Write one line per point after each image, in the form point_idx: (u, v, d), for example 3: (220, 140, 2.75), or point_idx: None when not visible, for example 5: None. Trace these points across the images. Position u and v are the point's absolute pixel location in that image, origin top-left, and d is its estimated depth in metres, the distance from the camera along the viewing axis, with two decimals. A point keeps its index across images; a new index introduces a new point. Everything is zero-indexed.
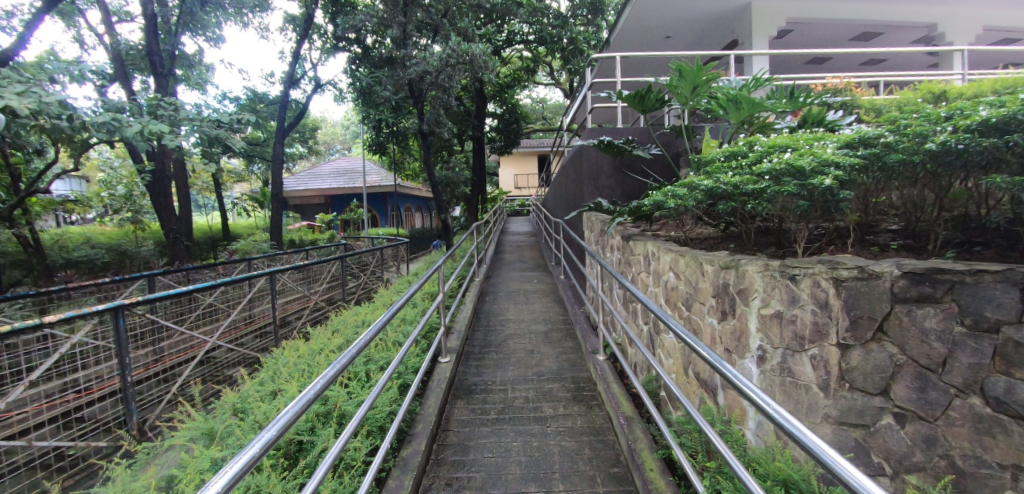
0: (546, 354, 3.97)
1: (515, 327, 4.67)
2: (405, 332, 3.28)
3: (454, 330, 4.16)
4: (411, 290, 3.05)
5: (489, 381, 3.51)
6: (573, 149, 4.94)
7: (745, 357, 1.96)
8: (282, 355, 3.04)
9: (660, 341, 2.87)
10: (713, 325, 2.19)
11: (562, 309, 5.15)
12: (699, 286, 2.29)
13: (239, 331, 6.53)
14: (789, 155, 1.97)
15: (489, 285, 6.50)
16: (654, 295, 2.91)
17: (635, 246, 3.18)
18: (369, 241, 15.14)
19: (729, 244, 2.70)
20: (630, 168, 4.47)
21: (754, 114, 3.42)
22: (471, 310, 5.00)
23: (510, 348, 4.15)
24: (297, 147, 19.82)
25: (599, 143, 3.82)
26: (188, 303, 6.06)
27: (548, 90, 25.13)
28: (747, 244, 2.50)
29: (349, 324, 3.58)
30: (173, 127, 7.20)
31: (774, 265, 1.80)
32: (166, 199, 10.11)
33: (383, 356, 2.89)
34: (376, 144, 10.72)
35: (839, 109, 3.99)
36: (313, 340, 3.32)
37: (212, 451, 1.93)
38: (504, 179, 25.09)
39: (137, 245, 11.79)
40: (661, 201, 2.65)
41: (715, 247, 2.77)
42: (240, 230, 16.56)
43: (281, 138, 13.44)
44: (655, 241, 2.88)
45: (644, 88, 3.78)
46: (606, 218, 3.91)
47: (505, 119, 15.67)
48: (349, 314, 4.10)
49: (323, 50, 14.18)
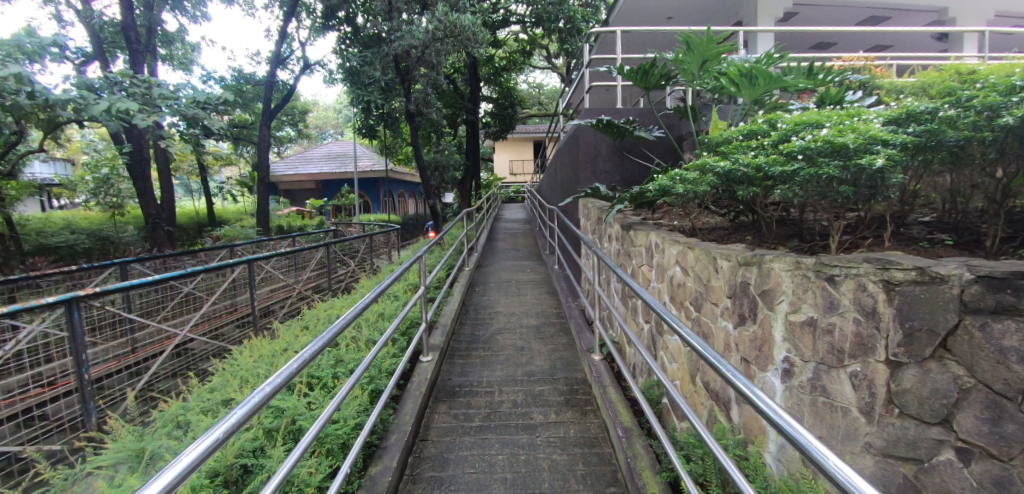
0: (537, 351, 3.68)
1: (506, 321, 4.37)
2: (381, 330, 2.96)
3: (438, 325, 3.85)
4: (386, 282, 2.72)
5: (474, 381, 3.22)
6: (568, 130, 4.58)
7: (767, 369, 1.68)
8: (242, 355, 2.72)
9: (662, 342, 2.57)
10: (727, 329, 1.90)
11: (556, 301, 4.86)
12: (711, 283, 1.99)
13: (219, 320, 6.26)
14: (827, 131, 1.64)
15: (480, 275, 6.18)
16: (656, 290, 2.61)
17: (636, 236, 2.86)
18: (360, 227, 14.74)
19: (744, 235, 2.38)
20: (630, 151, 4.16)
21: (767, 92, 3.08)
22: (460, 302, 4.70)
23: (499, 344, 3.86)
24: (286, 131, 19.26)
25: (598, 122, 3.46)
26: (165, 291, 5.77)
27: (544, 74, 24.52)
28: (765, 235, 2.19)
29: (321, 320, 3.27)
30: (146, 105, 6.73)
31: (806, 262, 1.52)
32: (146, 183, 9.66)
33: (353, 356, 2.57)
34: (365, 127, 10.29)
35: (857, 89, 3.64)
36: (279, 338, 3.00)
37: (135, 477, 1.61)
38: (500, 165, 24.62)
39: (118, 230, 11.33)
40: (667, 185, 2.33)
41: (726, 237, 2.46)
42: (227, 215, 16.09)
43: (268, 120, 12.94)
44: (658, 231, 2.57)
45: (648, 62, 3.41)
46: (603, 205, 3.59)
47: (501, 103, 15.13)
48: (325, 307, 3.79)
49: (311, 28, 13.61)
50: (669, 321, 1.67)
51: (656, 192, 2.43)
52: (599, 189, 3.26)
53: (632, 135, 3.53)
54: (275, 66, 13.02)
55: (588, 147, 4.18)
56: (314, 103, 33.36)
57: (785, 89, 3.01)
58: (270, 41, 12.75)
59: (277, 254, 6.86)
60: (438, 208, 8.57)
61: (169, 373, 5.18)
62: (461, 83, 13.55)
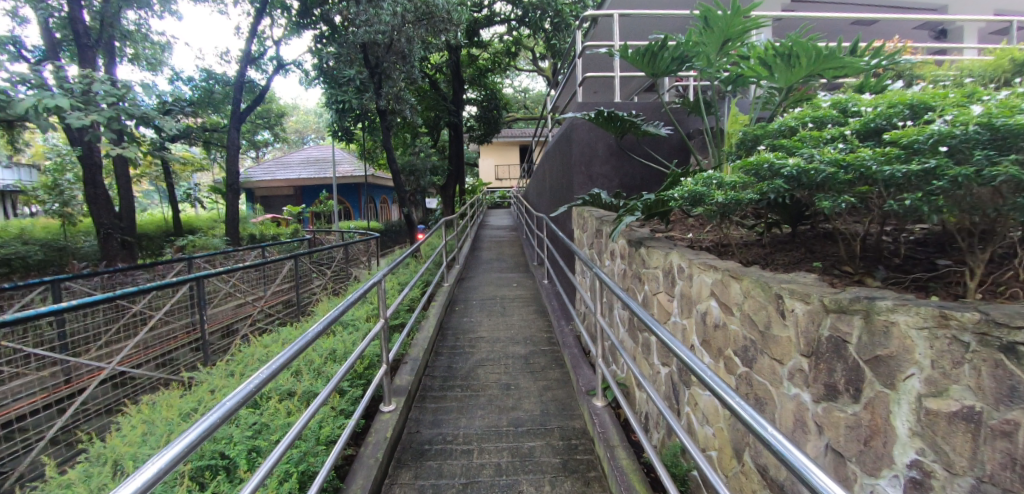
0: (525, 390, 3.06)
1: (490, 349, 3.74)
2: (326, 377, 2.30)
3: (407, 360, 3.20)
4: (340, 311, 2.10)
5: (448, 435, 2.57)
6: (559, 127, 4.03)
7: (881, 475, 1.09)
8: (131, 422, 2.01)
9: (689, 396, 1.98)
10: (805, 401, 1.32)
11: (546, 322, 4.25)
12: (775, 332, 1.42)
13: (175, 341, 5.44)
14: (973, 111, 1.07)
15: (461, 291, 5.52)
16: (679, 327, 2.03)
17: (649, 256, 2.28)
18: (338, 235, 13.92)
19: (807, 260, 1.82)
20: (632, 150, 3.65)
21: (805, 77, 2.53)
22: (437, 327, 4.05)
23: (480, 381, 3.22)
24: (261, 135, 18.38)
25: (600, 115, 2.90)
26: (111, 311, 5.01)
27: (529, 78, 24.09)
28: (844, 263, 1.62)
29: (255, 363, 2.58)
30: (87, 102, 5.91)
31: (966, 317, 0.94)
32: (98, 190, 8.45)
33: (283, 421, 1.91)
34: (342, 130, 9.58)
35: (898, 77, 3.10)
36: (195, 390, 2.30)
37: None
38: (485, 170, 24.00)
39: (82, 240, 10.38)
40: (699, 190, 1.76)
41: (779, 260, 1.90)
42: (196, 224, 15.10)
43: (238, 123, 12.11)
44: (683, 251, 2.00)
45: (656, 44, 2.86)
46: (602, 214, 3.00)
47: (485, 105, 14.53)
48: (268, 340, 3.09)
49: (286, 26, 12.87)
50: (743, 414, 1.03)
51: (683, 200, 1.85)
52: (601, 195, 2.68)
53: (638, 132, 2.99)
54: (246, 65, 12.23)
55: (584, 145, 3.62)
56: (293, 107, 32.30)
57: (825, 75, 2.48)
58: (240, 39, 11.98)
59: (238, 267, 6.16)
60: (412, 217, 7.81)
61: (104, 408, 4.31)
62: (445, 83, 12.94)
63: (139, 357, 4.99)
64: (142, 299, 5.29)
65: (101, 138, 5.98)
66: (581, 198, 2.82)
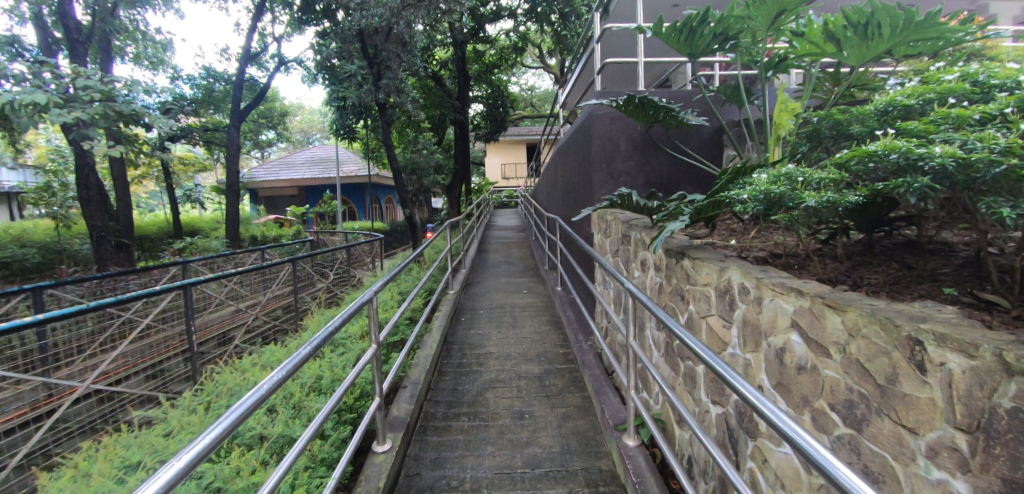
0: (542, 420, 2.66)
1: (500, 367, 3.34)
2: (307, 416, 1.91)
3: (406, 385, 2.80)
4: (324, 332, 1.71)
5: (451, 480, 2.17)
6: (576, 119, 3.63)
7: None
8: (60, 480, 1.63)
9: (756, 450, 1.57)
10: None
11: (562, 335, 3.84)
12: (911, 392, 1.01)
13: (167, 351, 5.07)
14: None
15: (467, 298, 5.12)
16: (740, 360, 1.61)
17: (695, 269, 1.86)
18: (342, 236, 13.57)
19: (917, 279, 1.43)
20: (661, 144, 3.25)
21: (871, 57, 2.14)
22: (440, 342, 3.66)
23: (489, 408, 2.82)
24: (265, 135, 18.14)
25: (630, 103, 2.48)
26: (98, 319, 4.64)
27: (536, 76, 23.62)
28: (985, 285, 1.24)
29: (227, 397, 2.20)
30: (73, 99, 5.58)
31: None
32: (91, 191, 8.12)
33: (245, 480, 1.53)
34: (343, 128, 9.24)
35: (976, 56, 2.67)
36: (150, 432, 1.92)
37: None
38: (491, 169, 23.56)
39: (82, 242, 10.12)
40: (784, 193, 1.41)
41: (875, 278, 1.51)
42: (197, 225, 14.83)
43: (238, 122, 11.81)
44: (746, 268, 1.58)
45: (695, 19, 2.42)
46: (631, 218, 2.60)
47: (491, 103, 14.12)
48: (248, 362, 2.71)
49: (288, 23, 12.56)
50: None
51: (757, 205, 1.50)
52: (636, 197, 2.22)
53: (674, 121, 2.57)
54: (246, 63, 11.90)
55: (606, 139, 3.23)
56: (298, 107, 32.20)
57: (896, 53, 2.08)
58: (240, 35, 11.64)
59: (232, 272, 5.84)
60: (415, 219, 7.44)
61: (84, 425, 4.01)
62: (451, 80, 12.57)
63: (117, 372, 4.56)
64: (133, 304, 5.00)
65: (87, 137, 5.64)
66: (607, 199, 2.37)
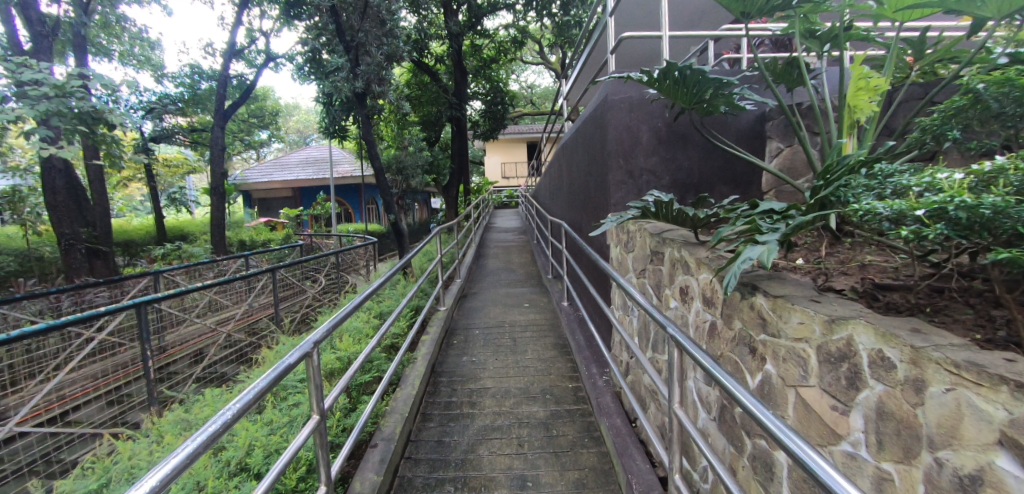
0: (548, 490, 2.05)
1: (497, 409, 2.73)
2: None
3: (377, 444, 2.20)
4: (229, 416, 1.04)
5: None
6: (587, 106, 3.07)
7: None
8: None
9: None
10: None
11: (571, 364, 3.23)
12: None
13: (118, 377, 4.22)
14: None
15: (460, 315, 4.50)
16: (876, 470, 1.01)
17: (778, 314, 1.26)
18: (335, 240, 12.94)
19: None
20: (691, 135, 2.66)
21: (1002, 14, 1.57)
22: (426, 375, 3.05)
23: (481, 470, 2.22)
24: (256, 135, 17.55)
25: (669, 82, 1.87)
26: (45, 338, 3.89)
27: (536, 72, 22.98)
28: None
29: (118, 487, 1.59)
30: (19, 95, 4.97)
31: None
32: (59, 195, 7.53)
33: None
34: (332, 127, 8.63)
35: None
36: None
37: None
38: (490, 168, 22.88)
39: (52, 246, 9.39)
40: (1004, 205, 0.88)
41: None
42: (183, 229, 14.19)
43: (224, 121, 11.21)
44: (881, 325, 0.98)
45: None
46: (664, 230, 2.00)
47: (490, 100, 13.28)
48: (171, 424, 2.09)
49: (276, 17, 11.95)
50: None
51: (941, 224, 0.99)
52: (681, 207, 1.58)
53: (728, 99, 1.94)
54: (230, 58, 11.27)
55: (625, 130, 2.64)
56: (292, 107, 31.59)
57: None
58: (225, 30, 11.02)
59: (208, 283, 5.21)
60: (402, 224, 6.81)
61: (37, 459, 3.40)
62: (447, 75, 11.96)
63: (50, 409, 3.79)
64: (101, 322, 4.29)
65: (37, 137, 5.04)
66: (637, 205, 1.74)
